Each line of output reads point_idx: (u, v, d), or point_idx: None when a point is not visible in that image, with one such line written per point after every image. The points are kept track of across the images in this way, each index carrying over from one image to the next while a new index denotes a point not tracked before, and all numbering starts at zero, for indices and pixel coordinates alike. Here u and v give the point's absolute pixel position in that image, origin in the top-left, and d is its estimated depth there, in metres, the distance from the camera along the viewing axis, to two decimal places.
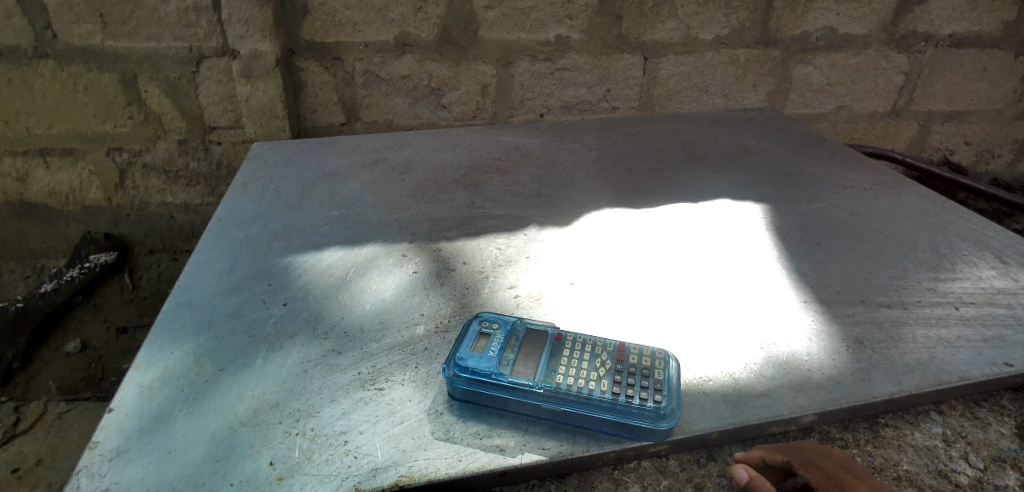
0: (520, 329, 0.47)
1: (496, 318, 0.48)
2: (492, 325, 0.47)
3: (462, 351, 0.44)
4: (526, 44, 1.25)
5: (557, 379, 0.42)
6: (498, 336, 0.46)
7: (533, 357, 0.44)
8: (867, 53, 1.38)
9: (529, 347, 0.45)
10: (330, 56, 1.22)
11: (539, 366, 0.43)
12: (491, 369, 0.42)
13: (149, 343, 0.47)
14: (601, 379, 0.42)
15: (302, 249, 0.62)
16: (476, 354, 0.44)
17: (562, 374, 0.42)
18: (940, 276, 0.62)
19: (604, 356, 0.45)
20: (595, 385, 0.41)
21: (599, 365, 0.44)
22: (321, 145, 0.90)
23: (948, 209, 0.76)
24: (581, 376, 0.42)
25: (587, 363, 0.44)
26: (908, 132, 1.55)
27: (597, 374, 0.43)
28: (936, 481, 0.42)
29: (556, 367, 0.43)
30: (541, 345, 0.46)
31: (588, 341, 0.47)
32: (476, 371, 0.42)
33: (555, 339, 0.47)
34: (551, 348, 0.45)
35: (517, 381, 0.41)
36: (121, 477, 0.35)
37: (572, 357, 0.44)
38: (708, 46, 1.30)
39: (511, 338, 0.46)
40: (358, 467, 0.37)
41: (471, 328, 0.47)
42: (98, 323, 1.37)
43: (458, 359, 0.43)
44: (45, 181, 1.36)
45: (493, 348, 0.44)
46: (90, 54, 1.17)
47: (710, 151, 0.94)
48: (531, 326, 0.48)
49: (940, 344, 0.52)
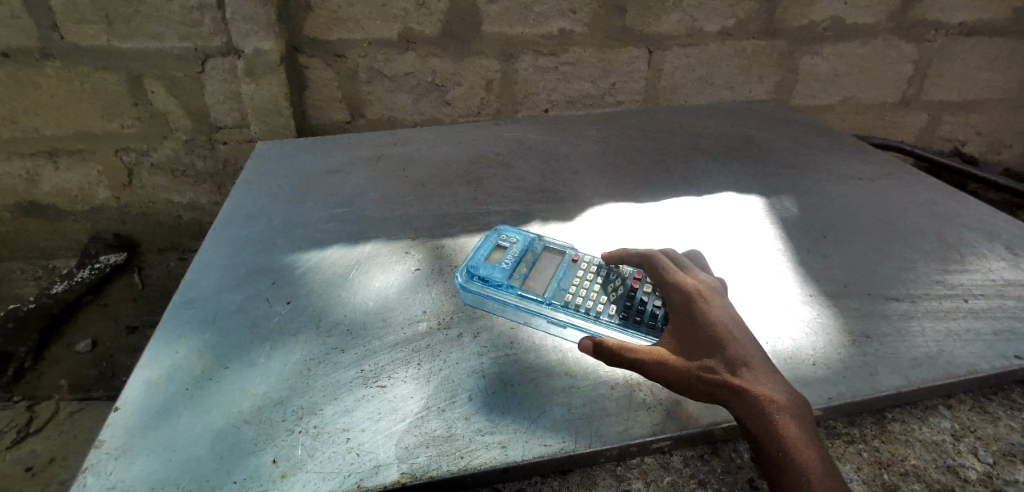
0: (538, 247, 0.58)
1: (520, 237, 0.59)
2: (513, 242, 0.58)
3: (482, 260, 0.55)
4: (529, 38, 1.24)
5: (557, 291, 0.51)
6: (517, 252, 0.56)
7: (544, 272, 0.54)
8: (874, 43, 1.36)
9: (541, 264, 0.55)
10: (333, 53, 1.22)
11: (547, 283, 0.52)
12: (501, 279, 0.53)
13: (154, 340, 0.48)
14: (598, 297, 0.50)
15: (305, 246, 0.62)
16: (493, 264, 0.55)
17: (563, 289, 0.52)
18: (949, 268, 0.61)
19: (617, 283, 0.52)
20: (590, 301, 0.50)
21: (604, 287, 0.51)
22: (323, 142, 0.91)
23: (957, 199, 0.75)
24: (582, 292, 0.51)
25: (591, 283, 0.52)
26: (917, 122, 1.53)
27: (597, 293, 0.51)
28: (943, 476, 0.42)
29: (564, 283, 0.52)
30: (555, 264, 0.55)
31: (599, 264, 0.54)
32: (487, 279, 0.53)
33: (570, 258, 0.55)
34: (564, 267, 0.54)
35: (522, 290, 0.52)
36: (127, 475, 0.36)
37: (581, 277, 0.53)
38: (713, 37, 1.28)
39: (528, 254, 0.56)
40: (361, 465, 0.37)
41: (494, 243, 0.58)
42: (108, 319, 1.39)
43: (475, 268, 0.54)
44: (53, 181, 1.37)
45: (509, 259, 0.55)
46: (96, 54, 1.17)
47: (715, 143, 0.93)
48: (550, 246, 0.58)
49: (949, 337, 0.52)
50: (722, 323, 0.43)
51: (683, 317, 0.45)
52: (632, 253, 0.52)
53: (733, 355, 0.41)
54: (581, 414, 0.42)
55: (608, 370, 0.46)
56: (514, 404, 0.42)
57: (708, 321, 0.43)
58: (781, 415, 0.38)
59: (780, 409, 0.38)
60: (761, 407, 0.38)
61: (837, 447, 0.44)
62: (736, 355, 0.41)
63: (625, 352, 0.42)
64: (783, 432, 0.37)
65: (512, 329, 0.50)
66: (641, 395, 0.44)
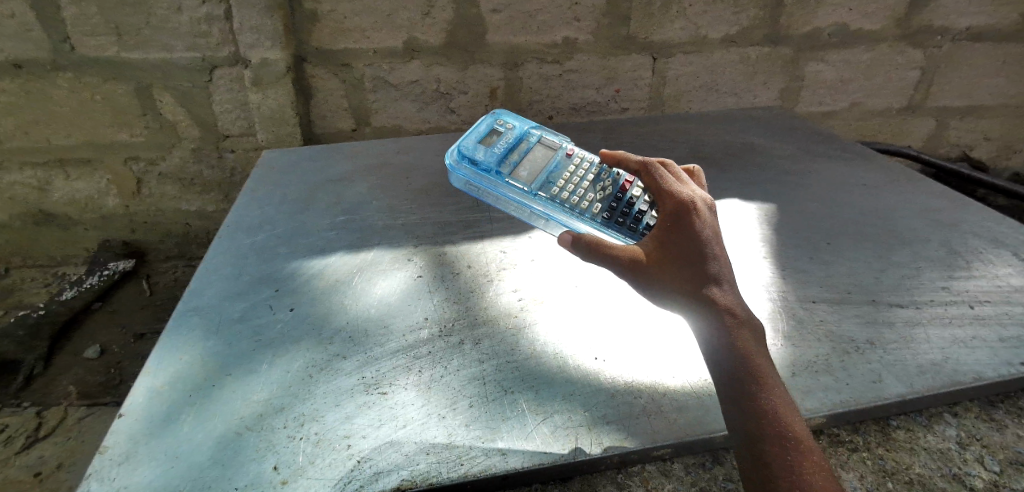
0: (533, 140, 0.65)
1: (517, 129, 0.66)
2: (511, 131, 0.65)
3: (479, 140, 0.64)
4: (533, 47, 1.25)
5: (544, 184, 0.60)
6: (513, 142, 0.64)
7: (533, 161, 0.63)
8: (878, 49, 1.36)
9: (533, 153, 0.64)
10: (339, 62, 1.23)
11: (534, 172, 0.61)
12: (493, 166, 0.61)
13: (160, 347, 0.48)
14: (581, 194, 0.59)
15: (309, 253, 0.63)
16: (488, 148, 0.63)
17: (550, 183, 0.60)
18: (954, 274, 0.60)
19: (606, 185, 0.60)
20: (573, 197, 0.58)
21: (591, 187, 0.60)
22: (329, 150, 0.91)
23: (962, 205, 0.74)
24: (562, 183, 0.60)
25: (573, 176, 0.61)
26: (923, 128, 1.53)
27: (582, 190, 0.59)
28: (949, 484, 0.42)
29: (552, 178, 0.61)
30: (546, 155, 0.64)
31: (588, 162, 0.62)
32: (482, 166, 0.61)
33: (561, 153, 0.64)
34: (555, 160, 0.63)
35: (511, 178, 0.61)
36: (130, 481, 0.36)
37: (571, 175, 0.61)
38: (717, 45, 1.29)
39: (522, 141, 0.65)
40: (361, 471, 0.37)
41: (494, 125, 0.66)
42: (116, 327, 1.40)
43: (472, 155, 0.62)
44: (63, 189, 1.39)
45: (503, 144, 0.64)
46: (106, 65, 1.19)
47: (718, 149, 0.93)
48: (545, 140, 0.65)
49: (954, 344, 0.51)
50: (708, 238, 0.46)
51: (672, 226, 0.47)
52: (637, 162, 0.54)
53: (709, 270, 0.44)
54: (581, 421, 0.42)
55: (609, 378, 0.46)
56: (514, 411, 0.42)
57: (694, 233, 0.46)
58: (739, 332, 0.42)
59: (742, 326, 0.42)
60: (725, 324, 0.42)
61: (841, 456, 0.45)
62: (714, 271, 0.44)
63: (602, 247, 0.47)
64: (741, 346, 0.41)
65: (513, 336, 0.50)
66: (642, 403, 0.44)
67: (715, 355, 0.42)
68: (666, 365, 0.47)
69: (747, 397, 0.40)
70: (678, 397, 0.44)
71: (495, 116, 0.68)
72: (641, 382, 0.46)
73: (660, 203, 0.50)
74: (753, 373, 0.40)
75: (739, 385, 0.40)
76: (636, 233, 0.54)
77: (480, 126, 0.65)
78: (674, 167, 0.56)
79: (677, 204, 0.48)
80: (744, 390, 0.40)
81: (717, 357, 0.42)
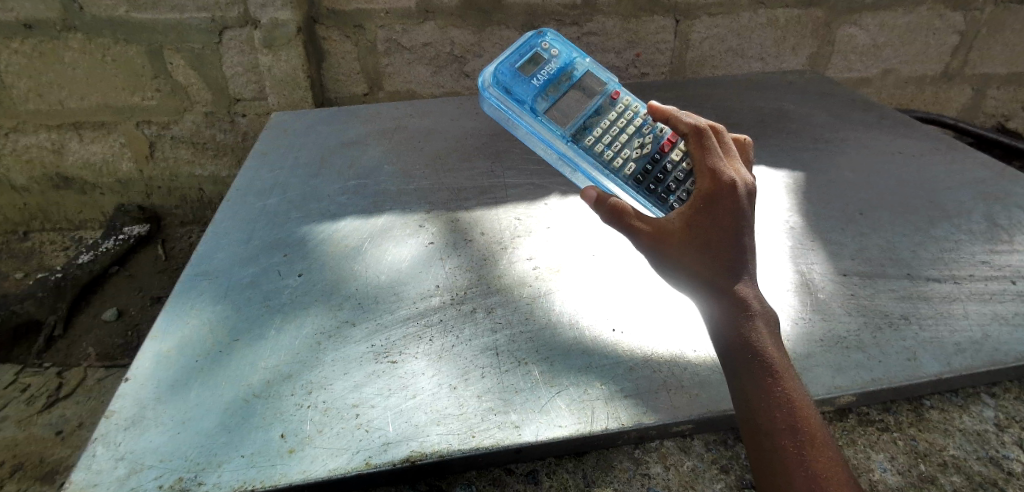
0: (577, 72, 0.60)
1: (564, 56, 0.60)
2: (555, 57, 0.60)
3: (517, 67, 0.59)
4: (552, 7, 1.18)
5: (579, 130, 0.56)
6: (555, 71, 0.59)
7: (572, 99, 0.58)
8: (919, 11, 1.27)
9: (573, 89, 0.58)
10: (352, 24, 1.19)
11: (571, 114, 0.57)
12: (527, 100, 0.57)
13: (168, 310, 0.48)
14: (615, 149, 0.54)
15: (320, 218, 0.61)
16: (525, 77, 0.58)
17: (586, 130, 0.56)
18: (997, 248, 0.57)
19: (647, 141, 0.55)
20: (606, 150, 0.54)
21: (630, 142, 0.55)
22: (342, 113, 0.89)
23: (1006, 176, 0.69)
24: (599, 132, 0.55)
25: (612, 125, 0.56)
26: (961, 97, 1.44)
27: (618, 143, 0.55)
28: (985, 468, 0.41)
29: (591, 125, 0.56)
30: (588, 95, 0.59)
31: (633, 110, 0.57)
32: (515, 97, 0.57)
33: (604, 96, 0.59)
34: (595, 103, 0.58)
35: (544, 114, 0.56)
36: (136, 446, 0.36)
37: (610, 123, 0.56)
38: (746, 6, 1.21)
39: (565, 74, 0.59)
40: (370, 441, 0.37)
41: (538, 50, 0.60)
42: (133, 290, 1.42)
43: (508, 85, 0.57)
44: (79, 153, 1.39)
45: (543, 74, 0.58)
46: (116, 26, 1.17)
47: (746, 116, 0.88)
48: (592, 75, 0.60)
49: (996, 321, 0.48)
50: (740, 227, 0.42)
51: (705, 207, 0.43)
52: (687, 125, 0.48)
53: (734, 261, 0.42)
54: (598, 395, 0.40)
55: (627, 349, 0.44)
56: (528, 382, 0.41)
57: (728, 220, 0.42)
58: (751, 322, 0.41)
59: (755, 318, 0.41)
60: (737, 315, 0.41)
61: (869, 436, 0.43)
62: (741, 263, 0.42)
63: (623, 216, 0.44)
64: (754, 337, 0.40)
65: (528, 305, 0.48)
66: (660, 378, 0.42)
67: (725, 344, 0.40)
68: (686, 338, 0.45)
69: (760, 387, 0.38)
70: (700, 370, 0.43)
71: (541, 38, 0.62)
72: (660, 354, 0.44)
73: (699, 179, 0.45)
74: (768, 366, 0.39)
75: (750, 375, 0.39)
76: (664, 204, 0.51)
77: (523, 49, 0.60)
78: (723, 133, 0.50)
79: (723, 186, 0.43)
80: (758, 382, 0.38)
81: (726, 345, 0.40)
